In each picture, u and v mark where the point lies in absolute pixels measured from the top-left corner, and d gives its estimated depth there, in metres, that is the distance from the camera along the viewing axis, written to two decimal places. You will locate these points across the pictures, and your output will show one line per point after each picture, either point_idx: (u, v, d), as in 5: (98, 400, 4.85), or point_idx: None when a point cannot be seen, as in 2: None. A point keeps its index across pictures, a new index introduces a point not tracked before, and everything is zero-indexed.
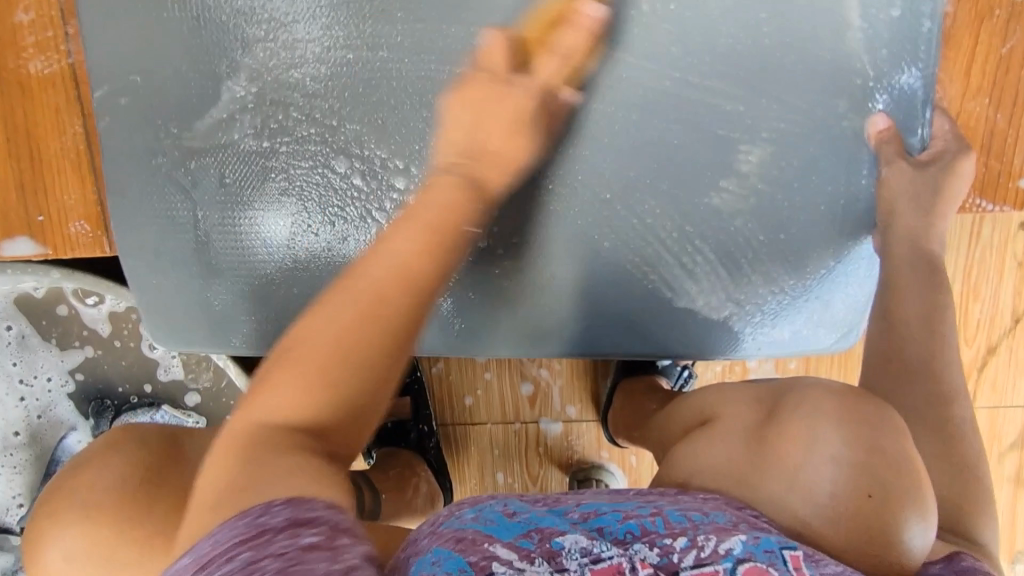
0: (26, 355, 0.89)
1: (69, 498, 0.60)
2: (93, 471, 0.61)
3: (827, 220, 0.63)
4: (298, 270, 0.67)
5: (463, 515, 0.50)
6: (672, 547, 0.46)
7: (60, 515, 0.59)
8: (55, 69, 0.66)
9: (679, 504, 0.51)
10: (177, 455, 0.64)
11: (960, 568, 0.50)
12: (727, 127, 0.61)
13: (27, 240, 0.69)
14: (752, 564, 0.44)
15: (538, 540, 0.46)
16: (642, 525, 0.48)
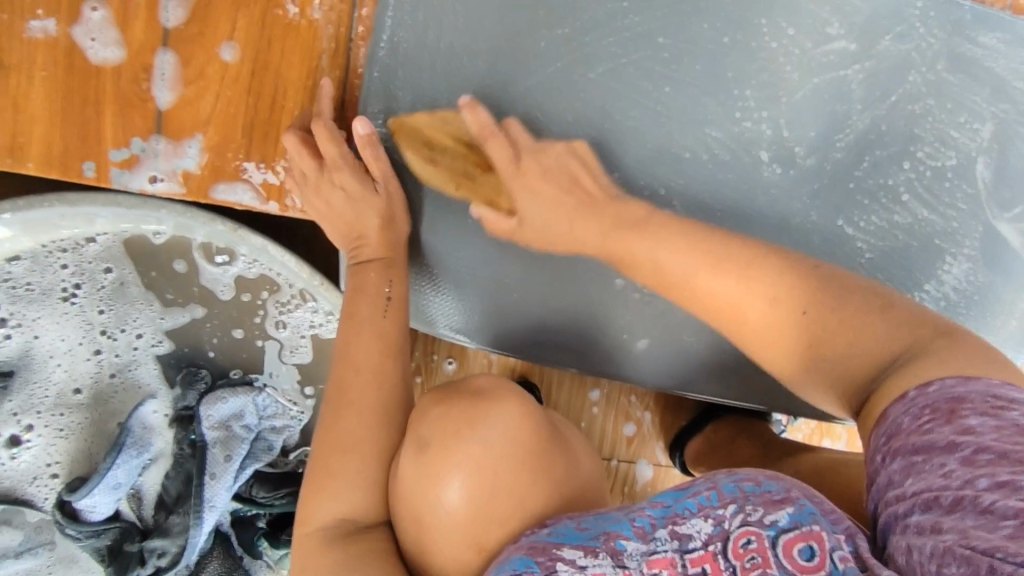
0: (120, 304, 0.78)
1: (451, 454, 0.54)
2: (468, 444, 0.54)
3: (981, 306, 0.72)
4: (520, 255, 0.67)
5: (540, 529, 0.52)
6: (724, 516, 0.49)
7: (447, 477, 0.53)
8: (330, 11, 0.62)
9: (733, 475, 0.52)
10: (440, 459, 0.54)
11: (929, 403, 0.41)
12: (940, 236, 0.71)
13: (248, 186, 0.63)
14: (798, 532, 0.46)
15: (605, 539, 0.51)
16: (697, 501, 0.51)
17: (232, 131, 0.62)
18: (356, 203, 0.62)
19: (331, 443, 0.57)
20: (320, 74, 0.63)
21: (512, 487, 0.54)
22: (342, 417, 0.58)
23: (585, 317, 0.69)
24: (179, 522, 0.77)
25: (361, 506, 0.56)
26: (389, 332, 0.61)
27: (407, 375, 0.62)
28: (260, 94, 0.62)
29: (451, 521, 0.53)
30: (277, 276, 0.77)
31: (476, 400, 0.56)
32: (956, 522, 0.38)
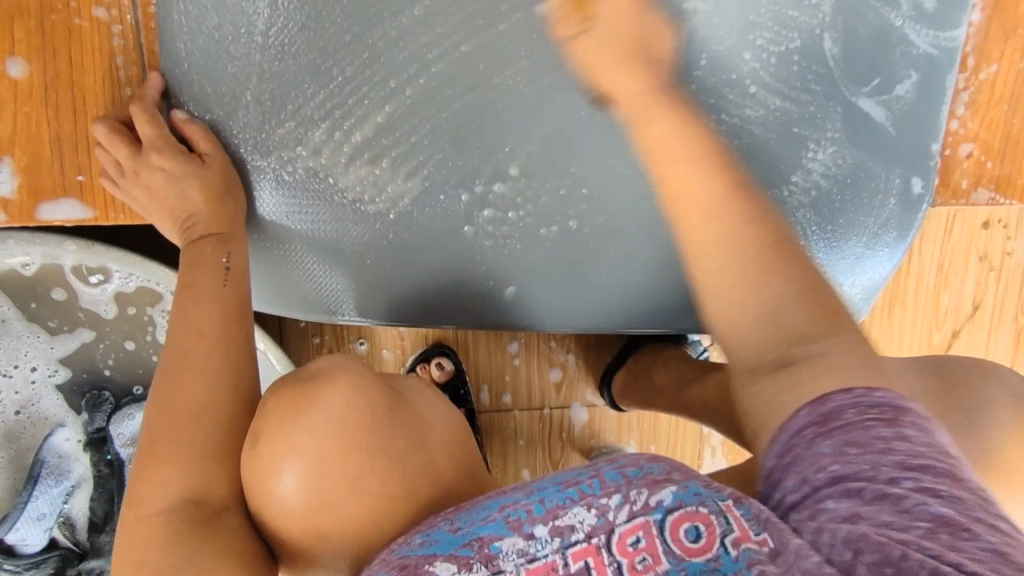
0: (7, 341, 0.78)
1: (284, 441, 0.51)
2: (301, 432, 0.51)
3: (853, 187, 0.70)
4: (367, 222, 0.65)
5: (412, 538, 0.50)
6: (608, 505, 0.50)
7: (282, 468, 0.51)
8: (113, 7, 0.60)
9: (615, 462, 0.53)
10: (272, 450, 0.51)
11: (877, 403, 0.45)
12: (799, 123, 0.68)
13: (72, 201, 0.62)
14: (682, 513, 0.48)
15: (479, 546, 0.49)
16: (579, 490, 0.51)
17: (39, 149, 0.61)
18: (178, 183, 0.61)
19: (163, 420, 0.53)
20: (119, 74, 0.61)
21: (357, 479, 0.51)
22: (179, 388, 0.55)
23: (449, 273, 0.67)
24: (109, 539, 0.80)
25: (192, 485, 0.52)
26: (227, 307, 0.59)
27: (247, 348, 0.59)
28: (59, 105, 0.60)
29: (288, 510, 0.51)
30: (156, 286, 0.77)
31: (310, 385, 0.53)
32: (873, 514, 0.43)
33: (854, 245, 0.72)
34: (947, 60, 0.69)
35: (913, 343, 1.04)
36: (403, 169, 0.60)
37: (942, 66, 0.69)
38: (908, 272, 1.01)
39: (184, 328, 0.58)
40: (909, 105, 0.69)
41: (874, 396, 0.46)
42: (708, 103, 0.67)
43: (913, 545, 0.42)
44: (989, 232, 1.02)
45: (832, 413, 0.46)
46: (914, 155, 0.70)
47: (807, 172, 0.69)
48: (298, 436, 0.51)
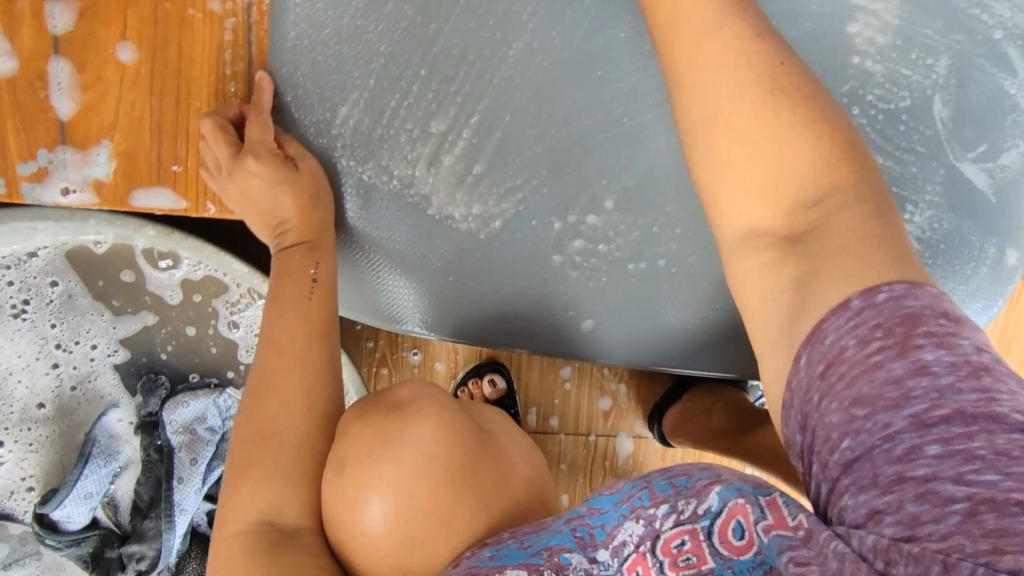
0: (71, 316, 0.78)
1: (372, 469, 0.51)
2: (389, 460, 0.51)
3: (946, 252, 0.68)
4: (454, 237, 0.64)
5: (481, 550, 0.50)
6: (655, 515, 0.46)
7: (369, 496, 0.51)
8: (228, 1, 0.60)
9: (668, 473, 0.49)
10: (358, 479, 0.51)
11: (884, 320, 0.39)
12: (898, 183, 0.66)
13: (166, 190, 0.62)
14: (727, 513, 0.43)
15: (549, 555, 0.48)
16: (631, 503, 0.48)
17: (139, 136, 0.60)
18: (271, 189, 0.59)
19: (252, 447, 0.54)
20: (223, 67, 0.61)
21: (444, 510, 0.51)
22: (268, 402, 0.56)
23: (531, 301, 0.66)
24: (152, 526, 0.78)
25: (279, 509, 0.53)
26: (309, 323, 0.59)
27: (333, 364, 0.60)
28: (164, 95, 0.60)
29: (372, 542, 0.51)
30: (223, 277, 0.76)
31: (396, 416, 0.54)
32: (892, 502, 0.36)
33: None
34: None
35: None
36: (474, 203, 0.59)
37: None
38: None
39: (270, 346, 0.58)
40: (1013, 176, 0.67)
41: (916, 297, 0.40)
42: None
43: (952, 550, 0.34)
44: None
45: (837, 346, 0.40)
46: (1014, 228, 0.68)
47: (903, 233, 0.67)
48: (386, 464, 0.51)
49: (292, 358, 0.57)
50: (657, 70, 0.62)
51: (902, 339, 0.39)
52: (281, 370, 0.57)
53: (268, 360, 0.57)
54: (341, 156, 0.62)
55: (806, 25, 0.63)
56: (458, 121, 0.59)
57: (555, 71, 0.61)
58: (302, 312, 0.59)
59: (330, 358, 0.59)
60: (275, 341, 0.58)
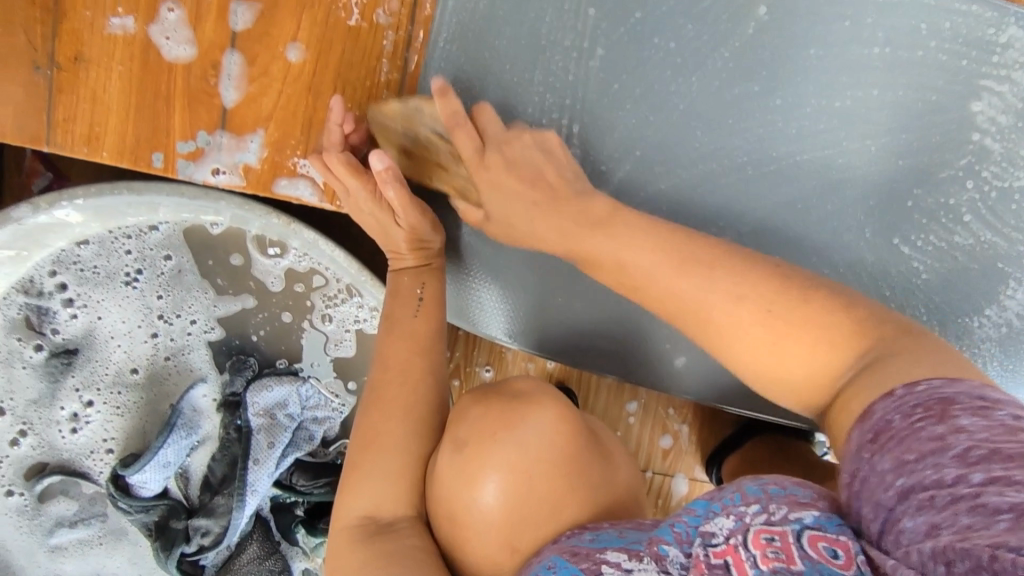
0: (177, 290, 0.82)
1: (490, 447, 0.53)
2: (508, 441, 0.53)
3: None
4: (558, 265, 0.68)
5: (583, 534, 0.51)
6: (746, 514, 0.46)
7: (485, 472, 0.53)
8: (394, 17, 0.64)
9: (759, 479, 0.49)
10: (474, 455, 0.54)
11: (921, 401, 0.41)
12: (1004, 260, 0.68)
13: (307, 181, 0.66)
14: (823, 533, 0.43)
15: (648, 544, 0.49)
16: (721, 502, 0.48)
17: (291, 129, 0.65)
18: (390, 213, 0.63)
19: (365, 443, 0.59)
20: (377, 75, 0.65)
21: (554, 496, 0.53)
22: (384, 400, 0.60)
23: (624, 327, 0.70)
24: (223, 503, 0.80)
25: (391, 499, 0.56)
26: (417, 333, 0.63)
27: (437, 373, 0.63)
28: (320, 93, 0.65)
29: (486, 521, 0.53)
30: (326, 270, 0.80)
31: (517, 403, 0.56)
32: (948, 518, 0.37)
33: None
34: None
35: None
36: (547, 230, 0.60)
37: None
38: None
39: (383, 353, 0.63)
40: None
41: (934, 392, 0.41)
42: (919, 222, 0.67)
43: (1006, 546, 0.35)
44: None
45: (881, 428, 0.42)
46: None
47: (1004, 310, 0.68)
48: (504, 444, 0.53)
49: (405, 360, 0.62)
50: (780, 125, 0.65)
51: (941, 413, 0.40)
52: (393, 373, 0.61)
53: (383, 363, 0.62)
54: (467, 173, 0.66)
55: (933, 98, 0.66)
56: (532, 152, 0.61)
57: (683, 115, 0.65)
58: (412, 326, 0.63)
59: (434, 364, 0.63)
60: (388, 351, 0.62)
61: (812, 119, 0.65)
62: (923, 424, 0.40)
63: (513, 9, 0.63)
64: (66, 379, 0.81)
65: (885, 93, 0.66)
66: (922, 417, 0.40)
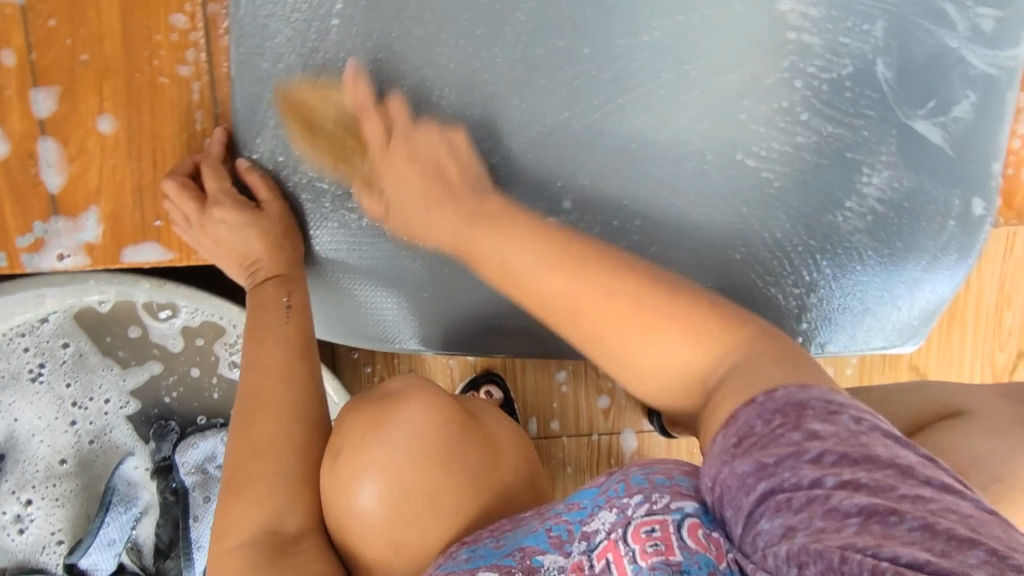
0: (82, 374, 0.82)
1: (363, 453, 0.55)
2: (379, 447, 0.55)
3: (907, 211, 0.69)
4: (420, 255, 0.67)
5: (459, 554, 0.51)
6: (628, 505, 0.49)
7: (360, 478, 0.54)
8: (194, 66, 0.63)
9: (646, 467, 0.52)
10: (349, 463, 0.55)
11: (781, 406, 0.44)
12: (852, 148, 0.67)
13: (152, 245, 0.65)
14: (700, 520, 0.46)
15: (521, 557, 0.50)
16: (607, 495, 0.51)
17: (123, 198, 0.64)
18: (240, 232, 0.63)
19: (243, 458, 0.56)
20: (192, 123, 0.64)
21: (432, 488, 0.54)
22: (263, 413, 0.57)
23: (500, 300, 0.70)
24: (173, 566, 0.83)
25: (273, 512, 0.54)
26: (294, 335, 0.61)
27: (318, 380, 0.62)
28: (142, 156, 0.63)
29: (368, 522, 0.54)
30: (220, 320, 0.80)
31: (386, 403, 0.57)
32: (804, 519, 0.40)
33: (912, 268, 0.71)
34: (1006, 79, 0.67)
35: (974, 364, 1.01)
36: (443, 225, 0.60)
37: (1001, 86, 0.67)
38: (967, 289, 0.99)
39: (258, 356, 0.60)
40: (968, 126, 0.68)
41: (805, 394, 0.44)
42: (757, 132, 0.66)
43: (854, 548, 0.37)
44: None
45: (802, 402, 0.44)
46: (975, 179, 0.69)
47: (865, 199, 0.68)
48: (376, 447, 0.55)
49: (281, 367, 0.60)
50: (597, 70, 0.64)
51: (796, 419, 0.43)
52: (270, 378, 0.59)
53: (258, 369, 0.60)
54: (304, 191, 0.66)
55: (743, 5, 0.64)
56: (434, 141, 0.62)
57: (496, 85, 0.63)
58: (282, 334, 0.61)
59: (315, 368, 0.62)
60: (265, 355, 0.60)
61: (625, 58, 0.64)
62: (781, 430, 0.43)
63: (300, 22, 0.61)
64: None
65: (693, 14, 0.64)
66: (780, 423, 0.43)
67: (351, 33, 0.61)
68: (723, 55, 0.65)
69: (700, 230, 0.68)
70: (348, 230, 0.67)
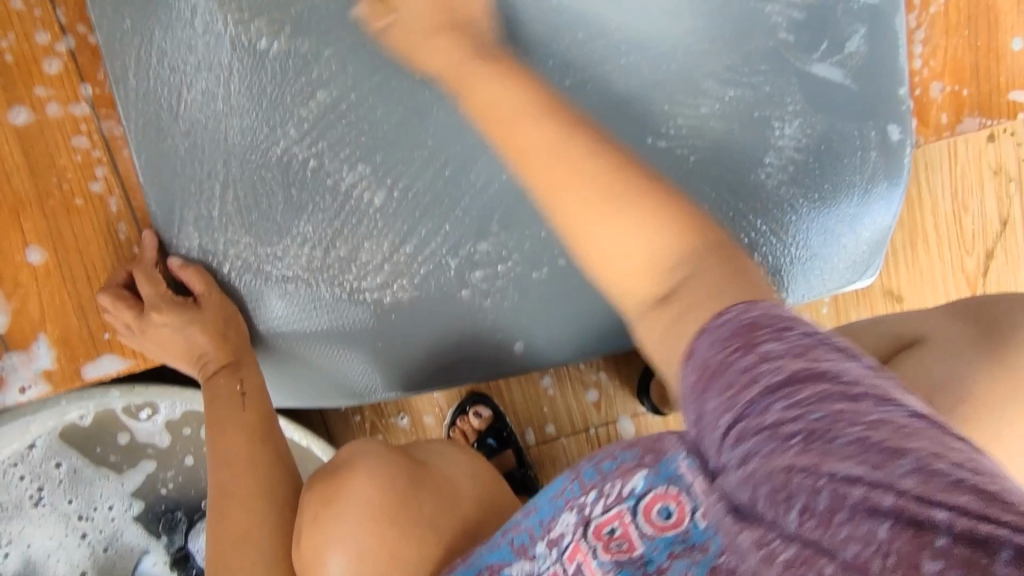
0: (82, 489, 0.83)
1: (325, 530, 0.57)
2: (336, 518, 0.57)
3: (826, 151, 0.69)
4: (365, 306, 0.67)
5: None
6: (585, 503, 0.52)
7: (324, 554, 0.57)
8: (106, 181, 0.64)
9: (594, 458, 0.55)
10: (315, 541, 0.57)
11: (865, 336, 0.44)
12: (758, 107, 0.68)
13: (109, 357, 0.67)
14: (656, 494, 0.49)
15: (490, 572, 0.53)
16: (564, 496, 0.54)
17: (68, 319, 0.65)
18: (183, 331, 0.64)
19: (227, 546, 0.58)
20: (115, 232, 0.65)
21: (394, 547, 0.56)
22: (228, 520, 0.60)
23: (455, 335, 0.69)
24: None
25: None
26: (250, 424, 0.64)
27: (284, 458, 0.65)
28: (76, 276, 0.65)
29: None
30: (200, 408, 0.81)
31: (336, 476, 0.59)
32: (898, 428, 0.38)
33: (847, 206, 0.71)
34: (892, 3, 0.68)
35: (946, 274, 1.00)
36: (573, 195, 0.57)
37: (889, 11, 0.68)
38: (921, 203, 0.98)
39: (223, 447, 0.62)
40: (866, 57, 0.68)
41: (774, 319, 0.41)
42: (661, 112, 0.67)
43: (808, 488, 0.36)
44: (997, 143, 0.98)
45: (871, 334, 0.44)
46: (885, 106, 0.69)
47: (782, 150, 0.69)
48: (332, 518, 0.57)
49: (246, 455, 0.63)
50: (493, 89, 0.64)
51: None
52: (234, 466, 0.62)
53: (222, 463, 0.62)
54: (237, 274, 0.66)
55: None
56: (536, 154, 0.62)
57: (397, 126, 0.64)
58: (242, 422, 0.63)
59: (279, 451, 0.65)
60: (229, 442, 0.63)
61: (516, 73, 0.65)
62: (872, 355, 0.43)
63: (191, 114, 0.62)
64: None
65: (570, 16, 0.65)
66: (872, 349, 0.43)
67: (244, 111, 0.62)
68: (610, 47, 0.66)
69: None
70: (290, 300, 0.67)
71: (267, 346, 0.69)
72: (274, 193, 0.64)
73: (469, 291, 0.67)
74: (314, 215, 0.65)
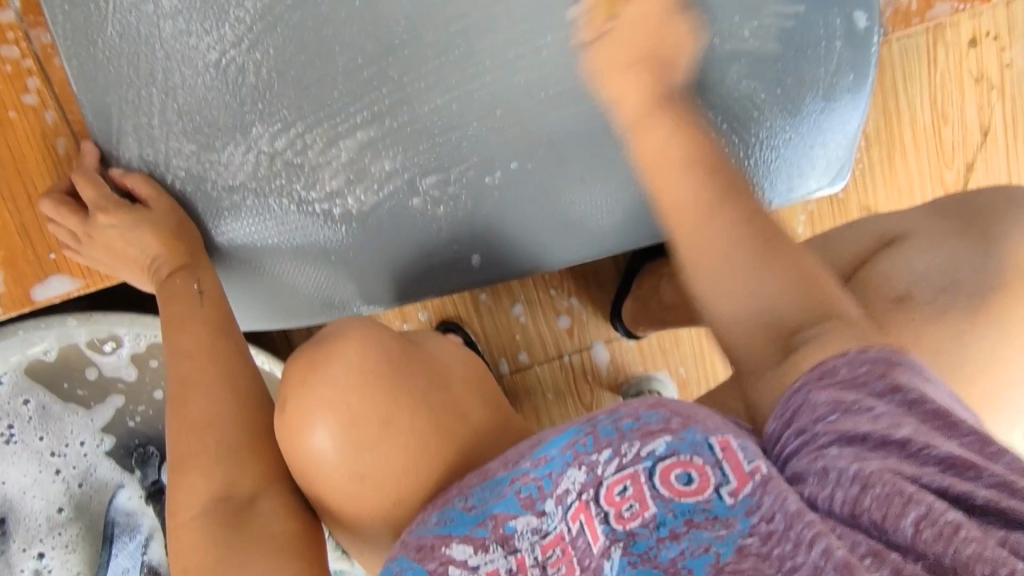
0: (52, 424, 0.83)
1: (311, 397, 0.56)
2: (321, 384, 0.57)
3: (789, 44, 0.66)
4: (318, 219, 0.66)
5: (428, 516, 0.54)
6: (598, 461, 0.51)
7: (310, 419, 0.56)
8: (38, 93, 0.62)
9: (614, 413, 0.53)
10: (298, 411, 0.56)
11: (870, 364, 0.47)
12: None
13: (58, 277, 0.66)
14: (675, 460, 0.49)
15: (494, 525, 0.52)
16: (575, 449, 0.52)
17: (12, 240, 0.64)
18: (129, 239, 0.63)
19: (182, 445, 0.57)
20: (54, 148, 0.64)
21: (381, 417, 0.56)
22: (181, 417, 0.58)
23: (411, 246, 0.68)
24: None
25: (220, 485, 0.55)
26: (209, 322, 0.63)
27: (245, 360, 0.63)
28: (15, 194, 0.63)
29: (328, 463, 0.56)
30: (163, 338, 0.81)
31: (324, 344, 0.59)
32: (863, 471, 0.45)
33: (812, 102, 0.68)
34: None
35: (926, 189, 0.98)
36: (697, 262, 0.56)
37: None
38: (899, 114, 0.95)
39: (178, 354, 0.61)
40: None
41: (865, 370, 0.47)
42: None
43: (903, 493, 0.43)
44: (979, 48, 0.94)
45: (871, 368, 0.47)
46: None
47: (744, 43, 0.66)
48: (321, 382, 0.57)
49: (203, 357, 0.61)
50: None
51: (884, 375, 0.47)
52: (194, 363, 0.61)
53: (180, 362, 0.61)
54: (184, 186, 0.64)
55: None
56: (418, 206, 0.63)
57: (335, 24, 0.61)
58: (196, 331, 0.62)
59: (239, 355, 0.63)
60: (183, 348, 0.61)
61: None
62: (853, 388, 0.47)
63: (122, 19, 0.59)
64: (10, 545, 0.84)
65: None
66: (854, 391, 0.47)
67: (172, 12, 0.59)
68: None
69: (587, 119, 0.66)
70: (241, 213, 0.65)
71: (225, 262, 0.68)
72: (212, 100, 0.61)
73: (421, 200, 0.66)
74: (256, 123, 0.62)
